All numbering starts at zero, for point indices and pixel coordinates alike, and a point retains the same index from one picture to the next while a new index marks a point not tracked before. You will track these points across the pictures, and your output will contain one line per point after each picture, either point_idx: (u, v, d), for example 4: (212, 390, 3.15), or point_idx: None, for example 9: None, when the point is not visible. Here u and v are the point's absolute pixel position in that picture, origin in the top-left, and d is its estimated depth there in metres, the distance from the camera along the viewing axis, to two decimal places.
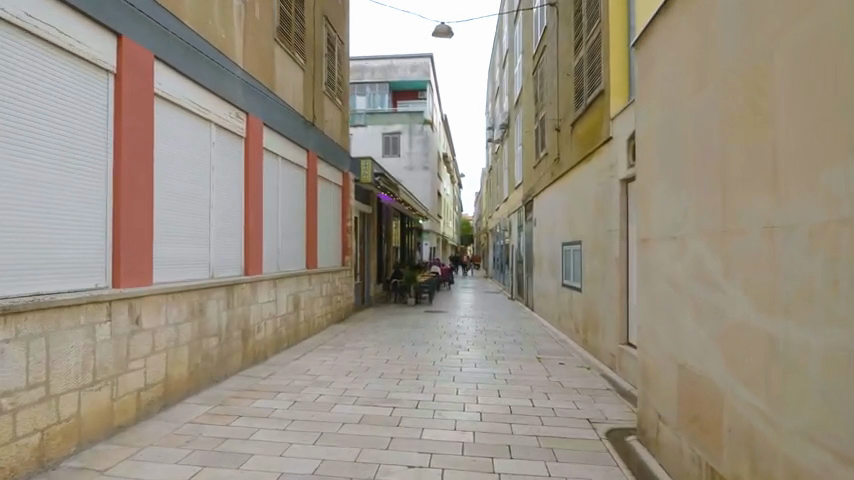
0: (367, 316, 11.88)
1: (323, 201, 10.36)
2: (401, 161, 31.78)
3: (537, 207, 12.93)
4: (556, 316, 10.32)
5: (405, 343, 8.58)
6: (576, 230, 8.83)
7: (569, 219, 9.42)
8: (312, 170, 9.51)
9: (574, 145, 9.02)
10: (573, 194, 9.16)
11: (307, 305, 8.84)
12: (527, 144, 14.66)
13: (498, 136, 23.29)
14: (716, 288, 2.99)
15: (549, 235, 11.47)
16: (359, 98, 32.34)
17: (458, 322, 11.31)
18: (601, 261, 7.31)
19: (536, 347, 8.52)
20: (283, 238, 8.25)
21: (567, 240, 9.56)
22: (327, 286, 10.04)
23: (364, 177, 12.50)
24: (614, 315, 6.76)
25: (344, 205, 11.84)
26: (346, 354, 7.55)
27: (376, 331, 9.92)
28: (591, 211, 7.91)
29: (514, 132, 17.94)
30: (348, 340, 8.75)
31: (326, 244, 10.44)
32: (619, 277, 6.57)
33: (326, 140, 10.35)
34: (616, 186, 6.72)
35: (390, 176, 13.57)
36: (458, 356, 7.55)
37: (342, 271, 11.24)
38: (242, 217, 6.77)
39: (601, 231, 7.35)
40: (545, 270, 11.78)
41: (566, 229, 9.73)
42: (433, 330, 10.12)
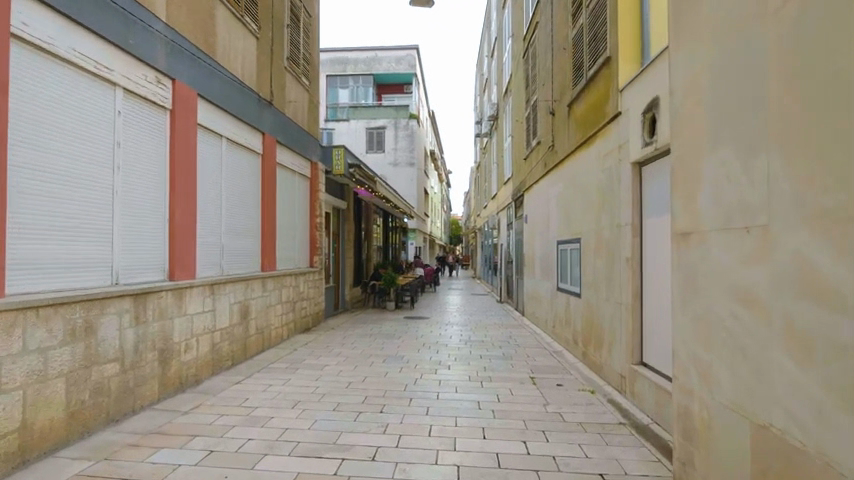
0: (338, 324, 10.57)
1: (284, 193, 9.02)
2: (386, 157, 30.47)
3: (529, 202, 11.70)
4: (551, 324, 9.08)
5: (374, 359, 7.27)
6: (574, 227, 7.61)
7: (565, 215, 8.19)
8: (268, 156, 8.18)
9: (571, 129, 7.78)
10: (570, 186, 7.94)
11: (259, 314, 7.52)
12: (518, 135, 13.39)
13: (486, 130, 22.04)
14: (848, 310, 1.74)
15: (542, 233, 10.23)
16: (342, 92, 30.86)
17: (441, 331, 10.02)
18: (606, 263, 6.09)
19: (529, 362, 7.26)
20: (226, 234, 6.91)
21: (564, 239, 8.31)
22: (288, 291, 8.70)
23: (335, 168, 11.17)
24: (624, 329, 5.54)
25: (312, 199, 10.49)
26: (300, 375, 6.24)
27: (344, 343, 8.60)
28: (592, 203, 6.70)
29: (504, 124, 16.66)
30: (307, 355, 7.44)
31: (287, 242, 9.11)
32: (630, 281, 5.35)
33: (286, 123, 9.04)
34: (627, 171, 5.49)
35: (366, 168, 12.24)
36: (435, 377, 6.26)
37: (309, 274, 9.90)
38: (163, 207, 5.43)
39: (606, 226, 6.12)
40: (538, 274, 10.53)
41: (562, 226, 8.49)
42: (411, 341, 8.81)
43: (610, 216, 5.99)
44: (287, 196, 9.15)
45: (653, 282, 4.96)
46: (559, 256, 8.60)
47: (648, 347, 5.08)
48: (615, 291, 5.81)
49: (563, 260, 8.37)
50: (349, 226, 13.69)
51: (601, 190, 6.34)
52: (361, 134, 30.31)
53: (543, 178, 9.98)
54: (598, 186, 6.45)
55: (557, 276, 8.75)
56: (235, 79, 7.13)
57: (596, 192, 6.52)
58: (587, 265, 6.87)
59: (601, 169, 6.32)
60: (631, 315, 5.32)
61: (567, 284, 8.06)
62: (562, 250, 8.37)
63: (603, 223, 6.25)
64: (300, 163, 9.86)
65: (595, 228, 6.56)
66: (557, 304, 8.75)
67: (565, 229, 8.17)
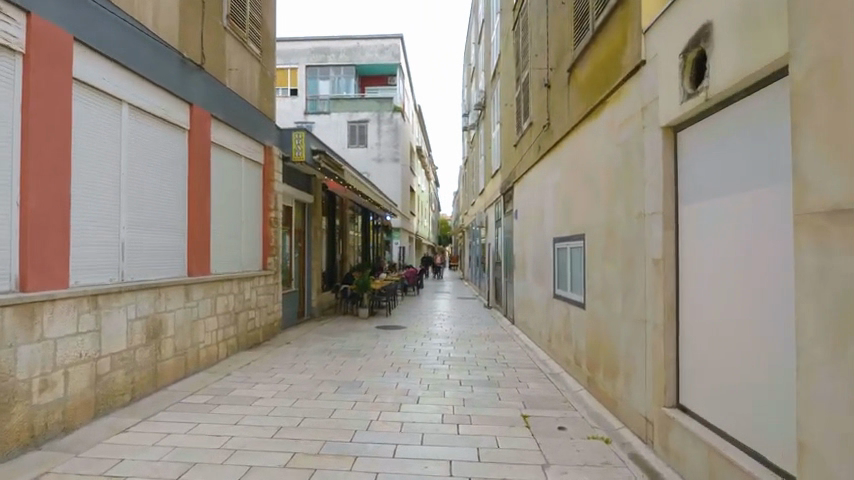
0: (297, 336, 9.01)
1: (223, 180, 7.44)
2: (369, 152, 28.89)
3: (520, 195, 10.21)
4: (546, 338, 7.59)
5: (324, 388, 5.72)
6: (576, 220, 6.13)
7: (564, 206, 6.72)
8: (197, 134, 6.61)
9: (572, 100, 6.29)
10: (570, 169, 6.45)
11: (180, 331, 5.93)
12: (507, 121, 11.89)
13: (473, 121, 20.48)
14: None
15: (535, 230, 8.74)
16: (322, 83, 29.06)
17: (416, 345, 8.49)
18: (623, 265, 4.61)
19: (520, 390, 5.76)
20: (128, 229, 5.33)
21: (562, 236, 6.83)
22: (226, 300, 7.11)
23: (296, 155, 9.60)
24: (649, 356, 4.06)
25: (265, 190, 8.91)
26: (215, 417, 4.69)
27: (295, 363, 7.03)
28: (601, 188, 5.23)
29: (492, 112, 15.15)
30: (240, 383, 5.88)
31: (227, 240, 7.53)
32: (660, 291, 3.87)
33: (225, 96, 7.47)
34: (654, 141, 4.02)
35: (333, 156, 10.69)
36: (397, 416, 4.73)
37: (259, 278, 8.31)
38: (7, 188, 3.87)
39: (623, 216, 4.63)
40: (530, 278, 9.06)
41: (560, 221, 7.00)
42: (377, 360, 7.26)
43: (628, 203, 4.52)
44: (227, 185, 7.57)
45: (700, 293, 3.49)
46: (557, 257, 7.12)
47: (690, 386, 3.60)
48: (635, 304, 4.33)
49: (561, 262, 6.92)
50: (318, 223, 12.08)
51: (614, 170, 4.86)
52: (342, 128, 28.80)
53: (536, 165, 8.49)
54: (609, 166, 4.99)
55: (554, 282, 7.27)
56: (145, 29, 5.54)
57: (608, 175, 5.03)
58: (595, 269, 5.39)
59: (614, 144, 4.86)
60: (662, 338, 3.84)
61: (567, 291, 6.59)
62: (561, 250, 6.90)
63: (617, 212, 4.77)
64: (248, 145, 8.28)
65: (606, 218, 5.05)
66: (553, 315, 7.29)
67: (564, 225, 6.70)
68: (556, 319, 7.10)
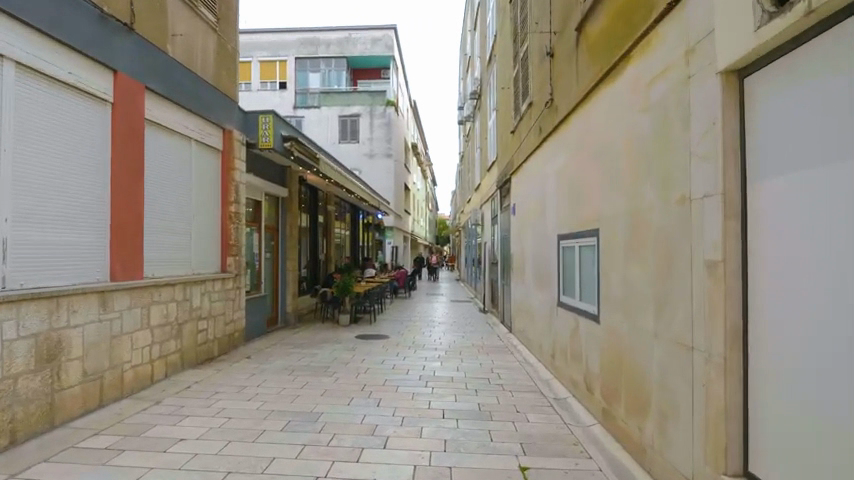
0: (261, 349, 7.81)
1: (164, 166, 6.25)
2: (361, 148, 27.69)
3: (518, 187, 9.02)
4: (550, 352, 6.41)
5: (271, 422, 4.54)
6: (587, 212, 4.95)
7: (571, 197, 5.55)
8: (122, 108, 5.43)
9: (582, 64, 5.13)
10: (578, 149, 5.28)
11: (92, 351, 4.75)
12: (503, 106, 10.70)
13: (469, 112, 19.20)
14: None
15: (535, 227, 7.55)
16: (311, 75, 27.79)
17: (397, 360, 7.28)
18: (656, 269, 3.44)
19: (518, 425, 4.57)
20: (13, 221, 4.15)
21: (568, 233, 5.65)
22: (165, 309, 5.92)
23: (263, 142, 8.41)
24: (699, 397, 2.88)
25: (224, 180, 7.70)
26: (108, 473, 3.49)
27: (246, 384, 5.84)
28: (621, 169, 4.06)
29: (487, 100, 13.92)
30: (166, 416, 4.69)
31: (170, 238, 6.34)
32: (718, 305, 2.70)
33: (167, 67, 6.29)
34: (706, 95, 2.86)
35: (307, 143, 9.45)
36: (355, 470, 3.55)
37: (213, 282, 7.11)
38: None
39: (655, 203, 3.46)
40: (530, 282, 7.88)
41: (564, 215, 5.84)
42: (347, 380, 6.05)
43: (664, 186, 3.34)
44: (170, 172, 6.38)
45: (788, 313, 2.32)
46: (562, 259, 5.96)
47: (770, 449, 2.43)
48: (677, 324, 3.16)
49: (567, 263, 5.76)
50: (295, 219, 10.85)
51: (642, 144, 3.67)
52: (333, 123, 27.74)
53: (536, 151, 7.33)
54: (634, 139, 3.81)
55: (559, 288, 6.09)
56: None
57: (632, 152, 3.86)
58: (613, 274, 4.21)
59: (641, 110, 3.69)
60: (723, 375, 2.66)
61: (575, 300, 5.40)
62: (567, 249, 5.73)
63: (647, 198, 3.59)
64: (199, 127, 7.08)
65: (630, 207, 3.88)
66: (558, 327, 6.12)
67: (571, 220, 5.53)
68: (562, 332, 5.91)
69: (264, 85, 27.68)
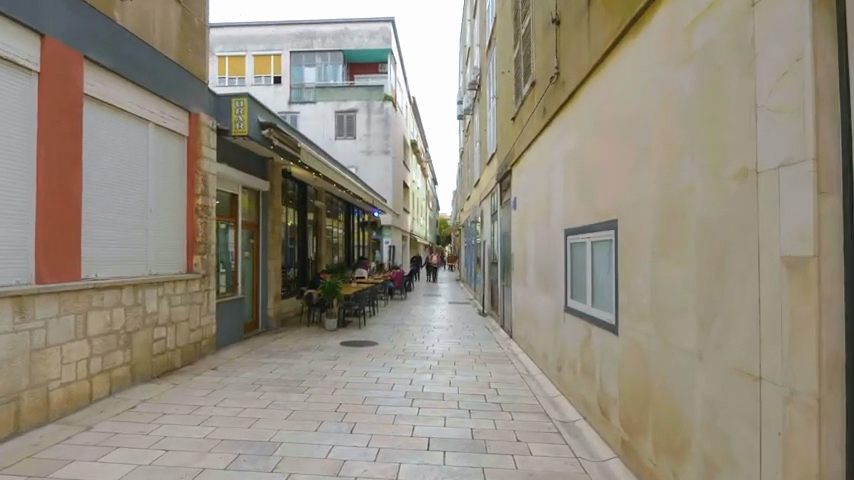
0: (231, 359, 6.98)
1: (112, 150, 5.43)
2: (358, 144, 26.84)
3: (520, 179, 8.17)
4: (557, 365, 5.55)
5: (217, 456, 3.71)
6: (603, 201, 4.12)
7: (582, 184, 4.72)
8: (55, 79, 4.63)
9: (596, 22, 4.29)
10: (592, 127, 4.45)
11: (4, 367, 3.93)
12: (503, 92, 9.85)
13: (468, 105, 18.31)
14: None
15: (538, 221, 6.71)
16: (307, 70, 26.98)
17: (383, 371, 6.42)
18: (702, 269, 2.61)
19: (520, 460, 3.73)
20: None
21: (578, 226, 4.80)
22: (109, 316, 5.10)
23: (237, 128, 7.59)
24: (773, 449, 2.06)
25: (192, 169, 6.88)
26: None
27: (202, 402, 5.00)
28: (651, 143, 3.23)
29: (486, 89, 13.08)
30: (91, 448, 3.85)
31: (119, 234, 5.51)
32: (809, 322, 1.88)
33: (116, 37, 5.48)
34: (783, 23, 2.02)
35: (287, 132, 8.54)
36: None
37: (175, 283, 6.29)
38: None
39: (701, 183, 2.63)
40: (533, 284, 7.03)
41: (574, 205, 5.00)
42: (321, 397, 5.21)
43: (714, 159, 2.51)
44: (120, 159, 5.56)
45: None
46: (570, 257, 5.13)
47: None
48: (736, 344, 2.33)
49: (577, 262, 4.92)
50: (278, 215, 9.99)
51: (681, 107, 2.84)
52: (329, 118, 26.91)
53: (540, 136, 6.49)
54: (670, 103, 2.98)
55: (566, 290, 5.26)
56: None
57: (666, 120, 3.03)
58: (638, 275, 3.38)
59: (680, 63, 2.86)
60: (818, 423, 1.84)
61: (587, 306, 4.55)
62: (578, 246, 4.88)
63: (688, 177, 2.76)
64: (159, 108, 6.26)
65: (663, 191, 3.05)
66: (565, 337, 5.28)
67: (582, 211, 4.70)
68: (570, 344, 5.08)
69: (258, 79, 26.91)
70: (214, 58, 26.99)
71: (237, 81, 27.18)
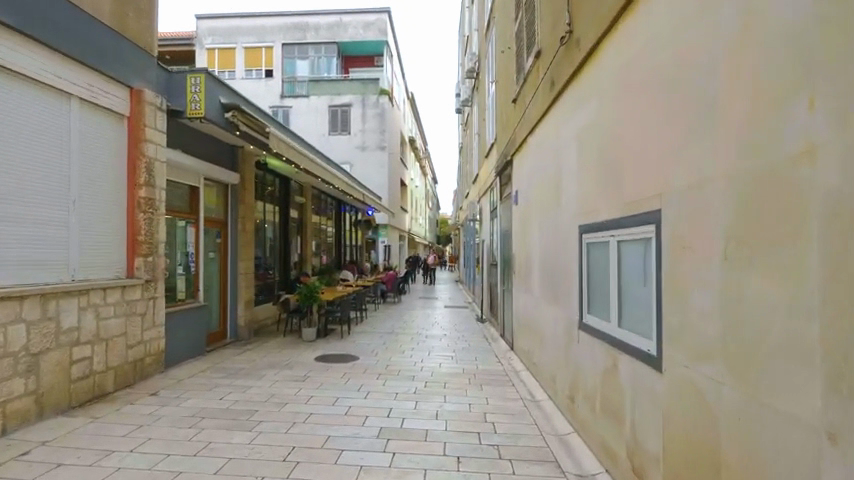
0: (181, 380, 5.90)
1: (15, 127, 4.38)
2: (352, 140, 25.76)
3: (522, 169, 7.08)
4: (569, 394, 4.45)
5: None
6: (636, 188, 3.05)
7: (602, 168, 3.65)
8: None
9: None
10: (621, 92, 3.38)
11: None
12: (503, 73, 8.73)
13: (465, 96, 17.19)
14: None
15: (544, 217, 5.62)
16: (300, 62, 25.89)
17: (358, 396, 5.31)
18: (830, 285, 1.56)
19: None
20: None
21: (598, 222, 3.72)
22: (2, 335, 4.02)
23: (192, 109, 6.52)
24: None
25: (134, 152, 5.83)
26: None
27: (115, 446, 3.92)
28: (723, 94, 2.17)
29: (485, 76, 11.95)
30: None
31: (23, 232, 4.44)
32: None
33: None
34: None
35: (257, 118, 7.42)
36: None
37: (105, 292, 5.22)
38: None
39: (828, 141, 1.57)
40: (538, 292, 5.94)
41: (592, 195, 3.92)
42: (272, 437, 4.11)
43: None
44: (27, 139, 4.50)
45: None
46: (587, 261, 4.06)
47: None
48: None
49: (596, 269, 3.85)
50: (251, 211, 8.91)
51: (785, 25, 1.78)
52: (322, 113, 25.83)
53: (547, 116, 5.41)
54: (759, 25, 1.93)
55: (581, 303, 4.17)
56: None
57: (751, 52, 1.97)
58: (696, 291, 2.32)
59: None
60: None
61: (612, 327, 3.44)
62: (598, 248, 3.78)
63: (799, 134, 1.70)
64: (87, 81, 5.20)
65: (747, 163, 1.98)
66: (580, 362, 4.20)
67: (602, 203, 3.63)
68: (587, 372, 3.99)
69: (249, 72, 25.84)
70: (203, 50, 26.00)
71: (227, 74, 26.10)
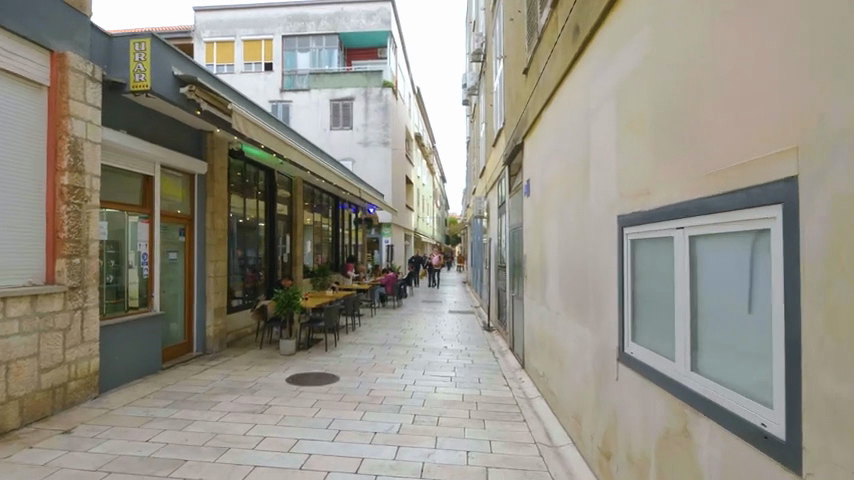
0: (114, 409, 4.79)
1: None
2: (355, 135, 24.75)
3: (536, 152, 5.93)
4: (605, 448, 3.25)
5: None
6: (737, 147, 1.88)
7: (666, 127, 2.48)
8: None
9: None
10: (693, 7, 2.21)
11: None
12: (512, 45, 7.54)
13: (471, 84, 16.01)
14: None
15: (565, 208, 4.46)
16: (300, 55, 24.82)
17: (326, 436, 4.17)
18: None
19: None
20: None
21: (658, 209, 2.54)
22: None
23: (135, 81, 5.39)
24: None
25: (54, 129, 4.73)
26: None
27: None
28: None
29: (492, 55, 10.74)
30: None
31: None
32: None
33: None
34: None
35: (217, 94, 6.25)
36: None
37: (6, 303, 4.11)
38: None
39: None
40: (556, 303, 4.74)
41: (645, 172, 2.76)
42: None
43: None
44: None
45: None
46: (635, 267, 2.90)
47: None
48: None
49: (650, 277, 2.71)
50: (223, 206, 7.80)
51: None
52: (323, 107, 24.78)
53: (570, 78, 4.25)
54: None
55: (625, 324, 2.99)
56: None
57: None
58: None
59: None
60: None
61: (686, 365, 2.27)
62: (657, 248, 2.60)
63: None
64: None
65: None
66: (622, 408, 3.01)
67: (668, 179, 2.47)
68: (635, 428, 2.79)
69: (248, 66, 24.83)
70: (202, 44, 25.00)
71: (226, 68, 25.06)
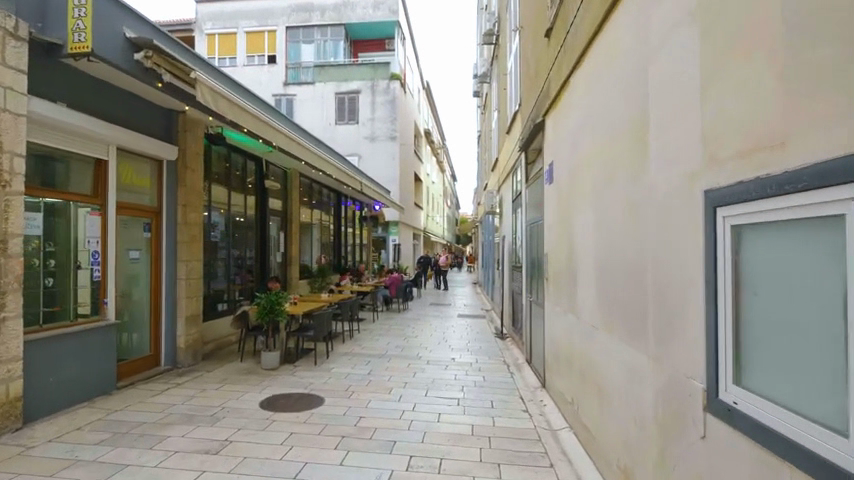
0: (35, 445, 3.83)
1: None
2: (360, 129, 23.86)
3: (561, 127, 4.88)
4: None
5: None
6: None
7: (813, 28, 1.43)
8: None
9: None
10: None
11: None
12: (531, 11, 6.51)
13: (483, 71, 14.94)
14: None
15: (606, 191, 3.41)
16: (304, 47, 23.92)
17: None
18: None
19: None
20: None
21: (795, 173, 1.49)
22: None
23: (74, 42, 4.39)
24: None
25: None
26: None
27: None
28: None
29: (506, 32, 9.68)
30: None
31: None
32: None
33: None
34: None
35: (178, 62, 5.20)
36: None
37: None
38: None
39: None
40: (593, 316, 3.66)
41: (757, 117, 1.71)
42: None
43: None
44: None
45: None
46: (741, 269, 1.83)
47: None
48: None
49: (777, 287, 1.63)
50: (198, 198, 6.83)
51: None
52: (328, 101, 23.82)
53: (613, 18, 3.22)
54: None
55: (719, 359, 1.93)
56: None
57: None
58: None
59: None
60: None
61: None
62: (794, 239, 1.55)
63: None
64: None
65: None
66: None
67: (821, 115, 1.41)
68: None
69: (251, 58, 23.99)
70: (204, 36, 24.22)
71: (228, 61, 24.23)
